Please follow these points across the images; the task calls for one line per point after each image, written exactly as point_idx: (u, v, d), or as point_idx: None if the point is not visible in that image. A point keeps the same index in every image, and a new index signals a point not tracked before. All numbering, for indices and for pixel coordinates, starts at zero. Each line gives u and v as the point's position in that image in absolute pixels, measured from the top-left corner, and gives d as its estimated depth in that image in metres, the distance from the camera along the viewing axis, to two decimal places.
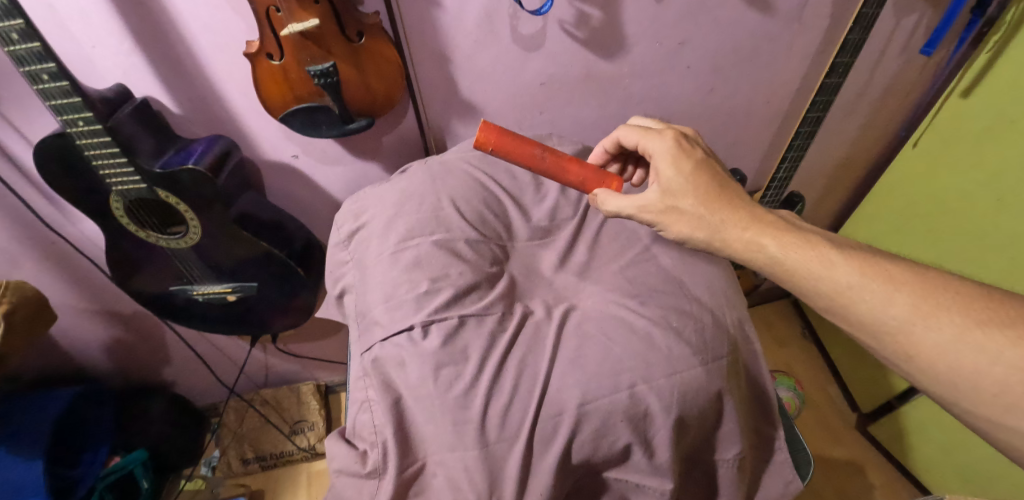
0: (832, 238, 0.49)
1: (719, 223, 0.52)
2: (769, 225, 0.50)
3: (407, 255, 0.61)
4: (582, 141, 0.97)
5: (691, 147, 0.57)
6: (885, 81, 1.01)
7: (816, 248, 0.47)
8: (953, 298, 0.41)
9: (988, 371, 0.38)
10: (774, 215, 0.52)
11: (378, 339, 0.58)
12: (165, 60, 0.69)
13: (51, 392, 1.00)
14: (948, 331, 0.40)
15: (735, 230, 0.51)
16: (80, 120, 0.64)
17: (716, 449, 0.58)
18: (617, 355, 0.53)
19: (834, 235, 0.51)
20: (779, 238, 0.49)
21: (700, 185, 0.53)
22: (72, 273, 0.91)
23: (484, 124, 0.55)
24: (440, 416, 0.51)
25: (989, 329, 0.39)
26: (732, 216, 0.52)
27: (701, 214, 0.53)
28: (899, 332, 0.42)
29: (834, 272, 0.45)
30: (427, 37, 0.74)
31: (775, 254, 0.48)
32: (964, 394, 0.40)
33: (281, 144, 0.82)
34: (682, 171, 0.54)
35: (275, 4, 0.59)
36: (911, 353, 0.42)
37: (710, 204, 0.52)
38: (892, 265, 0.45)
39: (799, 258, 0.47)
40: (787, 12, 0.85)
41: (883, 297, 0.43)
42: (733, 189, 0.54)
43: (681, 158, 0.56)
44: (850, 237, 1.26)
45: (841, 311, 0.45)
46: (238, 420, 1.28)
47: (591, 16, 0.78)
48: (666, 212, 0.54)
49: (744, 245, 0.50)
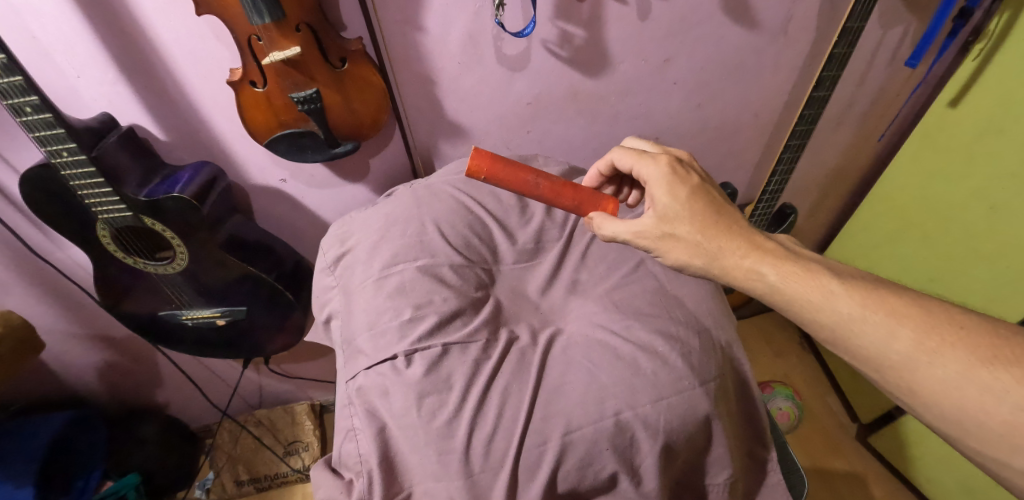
0: (834, 266, 0.48)
1: (718, 250, 0.51)
2: (768, 253, 0.49)
3: (392, 281, 0.61)
4: (570, 158, 0.97)
5: (686, 172, 0.56)
6: (873, 92, 1.01)
7: (816, 277, 0.47)
8: (959, 333, 0.40)
9: (994, 411, 0.37)
10: (774, 241, 0.51)
11: (363, 367, 0.58)
12: (150, 89, 0.69)
13: (43, 417, 0.99)
14: (953, 369, 0.39)
15: (733, 258, 0.50)
16: (65, 151, 0.64)
17: (706, 474, 0.58)
18: (601, 382, 0.53)
19: (836, 262, 0.50)
20: (778, 267, 0.48)
21: (696, 211, 0.52)
22: (61, 299, 0.90)
23: (477, 151, 0.53)
24: (424, 447, 0.51)
25: (995, 368, 0.38)
26: (730, 243, 0.51)
27: (698, 241, 0.52)
28: (902, 367, 0.41)
29: (834, 303, 0.45)
30: (411, 60, 0.75)
31: (774, 283, 0.48)
32: (970, 433, 0.39)
33: (269, 169, 0.83)
34: (679, 197, 0.54)
35: (256, 33, 0.60)
36: (915, 390, 0.41)
37: (708, 231, 0.52)
38: (895, 296, 0.44)
39: (800, 288, 0.46)
40: (772, 26, 0.86)
41: (886, 331, 0.42)
42: (730, 215, 0.53)
43: (676, 184, 0.55)
44: (844, 247, 1.25)
45: (842, 342, 0.45)
46: (232, 442, 1.27)
47: (574, 36, 0.78)
48: (662, 239, 0.53)
49: (743, 273, 0.49)
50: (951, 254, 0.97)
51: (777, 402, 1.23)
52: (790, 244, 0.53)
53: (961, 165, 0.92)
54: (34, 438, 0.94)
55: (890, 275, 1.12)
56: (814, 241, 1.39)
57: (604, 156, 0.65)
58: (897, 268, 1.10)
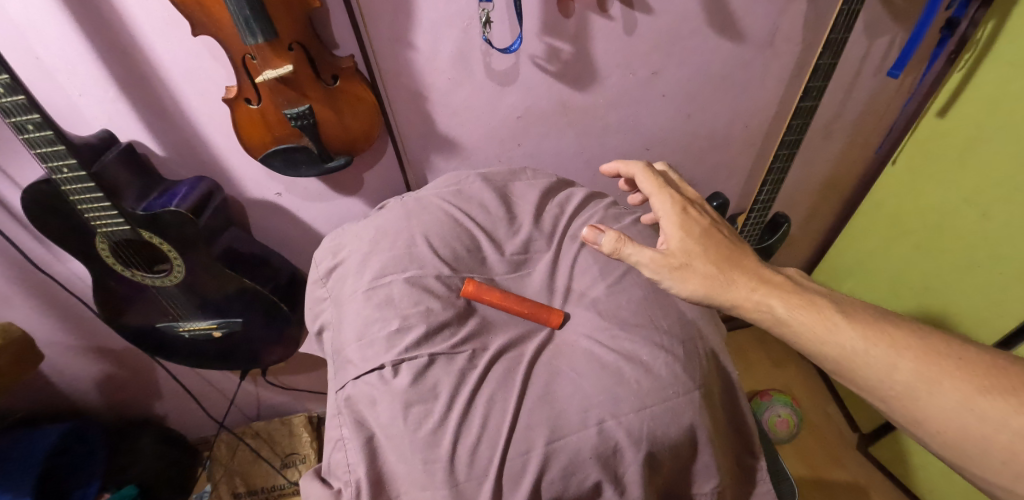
0: (835, 299, 0.54)
1: (732, 282, 0.54)
2: (777, 286, 0.54)
3: (380, 292, 0.62)
4: (561, 170, 0.98)
5: (698, 212, 0.59)
6: (861, 103, 1.03)
7: (822, 311, 0.52)
8: (957, 365, 0.48)
9: (994, 437, 0.45)
10: (779, 274, 0.56)
11: (351, 377, 0.59)
12: (149, 106, 0.71)
13: (43, 429, 1.01)
14: (953, 398, 0.47)
15: (747, 290, 0.54)
16: (65, 167, 0.66)
17: (692, 483, 0.58)
18: (586, 391, 0.54)
19: (835, 293, 0.56)
20: (787, 300, 0.53)
21: (709, 247, 0.56)
22: (61, 311, 0.92)
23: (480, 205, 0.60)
24: (410, 456, 0.51)
25: (991, 397, 0.46)
26: (741, 277, 0.55)
27: (712, 272, 0.55)
28: (907, 397, 0.48)
29: (843, 336, 0.50)
30: (402, 76, 0.77)
31: (784, 316, 0.53)
32: (970, 455, 0.46)
33: (265, 183, 0.84)
34: (693, 234, 0.57)
35: (250, 53, 0.62)
36: (919, 417, 0.48)
37: (721, 265, 0.55)
38: (895, 329, 0.51)
39: (807, 322, 0.52)
40: (758, 39, 0.87)
41: (891, 364, 0.49)
42: (740, 250, 0.57)
43: (690, 222, 0.58)
44: (837, 256, 1.26)
45: (850, 373, 0.51)
46: (230, 454, 1.26)
47: (562, 51, 0.80)
48: (679, 269, 0.55)
49: (754, 305, 0.53)
50: (944, 262, 0.97)
51: (776, 409, 1.23)
52: (792, 276, 0.58)
53: (952, 173, 0.93)
54: (33, 448, 0.96)
55: (886, 285, 1.12)
56: (809, 250, 1.40)
57: (615, 164, 0.67)
58: (892, 276, 1.10)
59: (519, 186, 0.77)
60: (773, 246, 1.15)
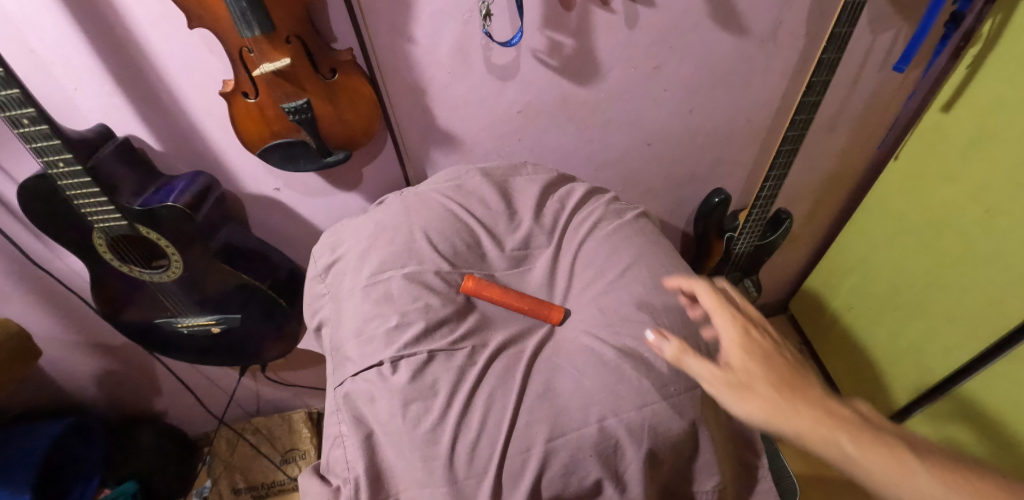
0: (915, 443, 0.46)
1: (800, 412, 0.47)
2: (848, 422, 0.46)
3: (379, 289, 0.61)
4: (562, 165, 0.98)
5: (759, 332, 0.53)
6: (864, 98, 1.02)
7: (900, 457, 0.44)
8: None
9: None
10: (851, 409, 0.49)
11: (350, 374, 0.58)
12: (145, 99, 0.70)
13: (42, 425, 1.00)
14: None
15: (817, 424, 0.46)
16: (61, 161, 0.65)
17: (694, 481, 0.57)
18: (587, 388, 0.53)
19: (912, 436, 0.49)
20: (861, 440, 0.45)
21: (771, 371, 0.49)
22: (59, 307, 0.91)
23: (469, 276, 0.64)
24: (409, 453, 0.51)
25: None
26: (813, 407, 0.47)
27: (776, 396, 0.47)
28: None
29: (924, 493, 0.42)
30: (401, 70, 0.76)
31: (853, 456, 0.45)
32: None
33: (263, 178, 0.84)
34: (753, 357, 0.50)
35: (247, 46, 0.61)
36: None
37: (788, 391, 0.48)
38: (998, 489, 0.42)
39: (886, 468, 0.44)
40: (761, 33, 0.86)
41: None
42: (803, 376, 0.50)
43: (749, 342, 0.52)
44: (839, 252, 1.25)
45: None
46: (230, 449, 1.27)
47: (563, 44, 0.79)
48: (739, 392, 0.48)
49: (823, 442, 0.45)
50: (948, 259, 0.97)
51: None
52: (867, 413, 0.50)
53: (955, 169, 0.92)
54: (32, 444, 0.95)
55: (889, 283, 1.11)
56: (811, 246, 1.39)
57: (676, 276, 0.60)
58: (893, 273, 1.10)
59: (520, 182, 0.76)
60: (775, 242, 1.15)
